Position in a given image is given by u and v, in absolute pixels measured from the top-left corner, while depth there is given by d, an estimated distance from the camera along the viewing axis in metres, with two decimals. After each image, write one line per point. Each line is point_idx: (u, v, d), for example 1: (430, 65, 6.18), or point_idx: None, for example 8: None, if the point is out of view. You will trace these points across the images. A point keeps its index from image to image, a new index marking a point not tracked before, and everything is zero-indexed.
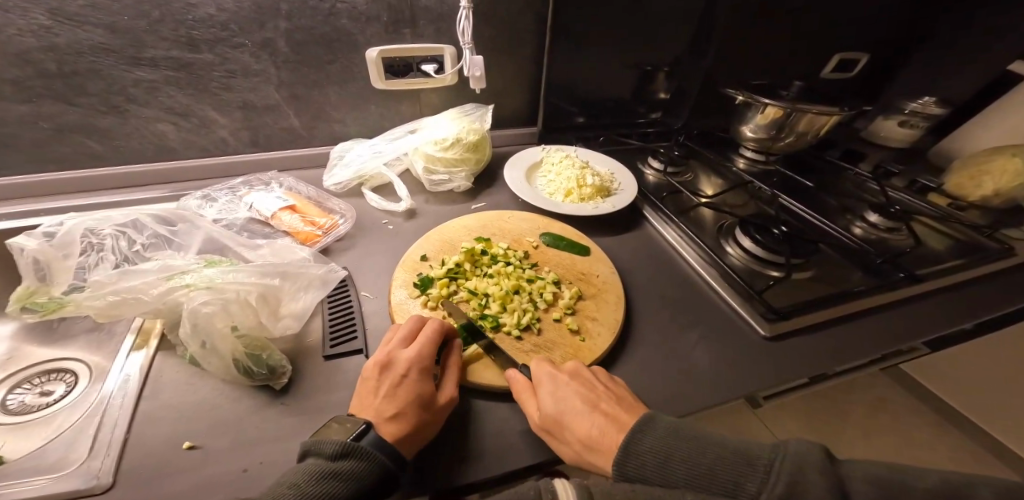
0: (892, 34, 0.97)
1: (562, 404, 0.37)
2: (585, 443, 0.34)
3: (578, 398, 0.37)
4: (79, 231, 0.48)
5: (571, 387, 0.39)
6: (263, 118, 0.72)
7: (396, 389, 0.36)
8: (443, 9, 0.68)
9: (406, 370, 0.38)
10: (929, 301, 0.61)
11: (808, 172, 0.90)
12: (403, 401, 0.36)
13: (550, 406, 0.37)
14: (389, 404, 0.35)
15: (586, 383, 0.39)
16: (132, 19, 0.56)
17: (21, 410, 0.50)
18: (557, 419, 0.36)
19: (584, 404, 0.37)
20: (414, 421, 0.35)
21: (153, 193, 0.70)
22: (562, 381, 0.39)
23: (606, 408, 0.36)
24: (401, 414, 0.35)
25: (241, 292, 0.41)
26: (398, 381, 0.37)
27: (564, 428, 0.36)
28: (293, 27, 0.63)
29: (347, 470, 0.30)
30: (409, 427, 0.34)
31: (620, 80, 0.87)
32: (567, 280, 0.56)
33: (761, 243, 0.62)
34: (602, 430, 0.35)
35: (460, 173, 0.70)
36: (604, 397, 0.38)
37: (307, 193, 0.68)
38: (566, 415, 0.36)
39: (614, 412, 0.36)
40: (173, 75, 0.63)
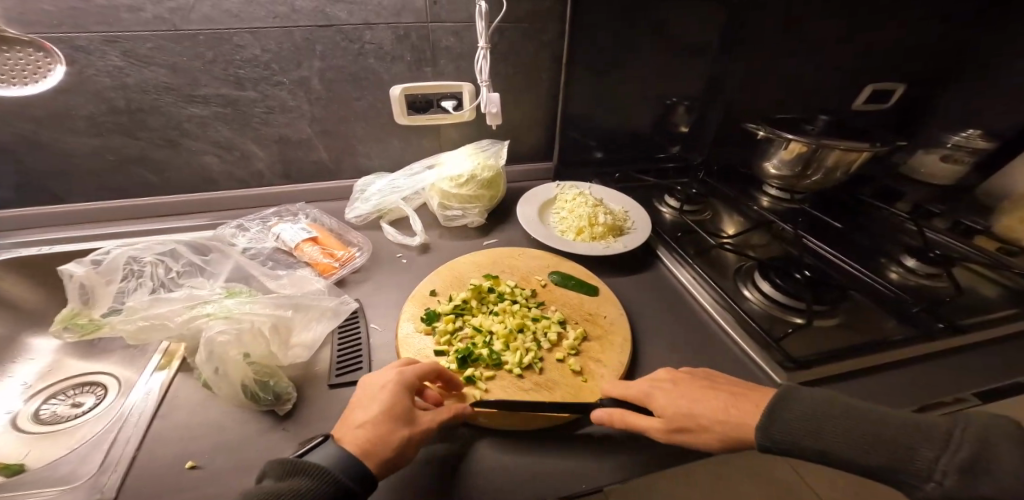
0: (928, 66, 0.93)
1: (684, 401, 0.39)
2: (728, 424, 0.37)
3: (694, 396, 0.40)
4: (124, 258, 0.53)
5: (679, 391, 0.40)
6: (296, 151, 0.78)
7: (370, 401, 0.38)
8: (463, 49, 0.72)
9: (385, 382, 0.39)
10: (976, 354, 0.55)
11: (838, 212, 0.86)
12: (375, 410, 0.37)
13: (673, 407, 0.39)
14: (361, 415, 0.37)
15: (687, 382, 0.42)
16: (189, 60, 0.63)
17: (52, 420, 0.55)
18: (689, 416, 0.38)
19: (707, 397, 0.39)
20: (378, 433, 0.35)
21: (194, 222, 0.76)
22: (667, 387, 0.41)
23: (728, 391, 0.40)
24: (367, 425, 0.36)
25: (255, 323, 0.44)
26: (374, 393, 0.39)
27: (700, 419, 0.38)
28: (326, 67, 0.68)
29: (294, 488, 0.30)
30: (372, 437, 0.35)
31: (638, 114, 0.88)
32: (573, 320, 0.55)
33: (781, 287, 0.59)
34: (736, 413, 0.37)
35: (473, 209, 0.72)
36: (721, 387, 0.41)
37: (330, 225, 0.72)
38: (693, 410, 0.38)
39: (743, 394, 0.40)
40: (220, 111, 0.69)
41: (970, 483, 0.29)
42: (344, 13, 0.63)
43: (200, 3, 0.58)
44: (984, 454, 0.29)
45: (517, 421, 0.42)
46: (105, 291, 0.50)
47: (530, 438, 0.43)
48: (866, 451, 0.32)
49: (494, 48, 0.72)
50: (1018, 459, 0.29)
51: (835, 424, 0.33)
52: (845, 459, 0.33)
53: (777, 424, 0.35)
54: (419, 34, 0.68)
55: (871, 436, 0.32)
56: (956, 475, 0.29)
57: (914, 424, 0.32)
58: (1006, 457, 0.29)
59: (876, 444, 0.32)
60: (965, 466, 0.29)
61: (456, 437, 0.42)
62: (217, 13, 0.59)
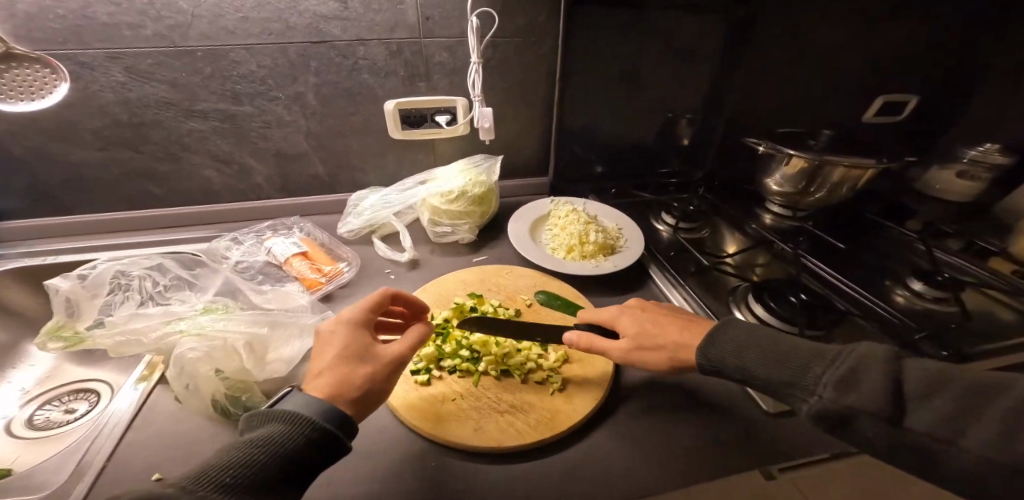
0: (943, 77, 0.90)
1: (646, 326, 0.44)
2: (680, 345, 0.41)
3: (655, 322, 0.45)
4: (112, 272, 0.54)
5: (644, 317, 0.46)
6: (293, 166, 0.78)
7: (326, 349, 0.39)
8: (456, 64, 0.72)
9: (335, 328, 0.40)
10: None
11: (844, 230, 0.83)
12: (330, 356, 0.38)
13: (635, 330, 0.45)
14: (320, 365, 0.37)
15: (653, 310, 0.47)
16: (188, 75, 0.64)
17: (45, 426, 0.56)
18: (647, 338, 0.43)
19: (669, 323, 0.44)
20: (343, 372, 0.36)
21: (197, 234, 0.78)
22: (634, 313, 0.47)
23: (686, 320, 0.45)
24: (328, 370, 0.36)
25: (229, 339, 0.44)
26: (328, 341, 0.39)
27: (656, 340, 0.43)
28: (321, 82, 0.69)
29: (267, 435, 0.29)
30: (336, 380, 0.35)
31: (636, 128, 0.87)
32: (555, 342, 0.54)
33: (774, 311, 0.57)
34: (686, 333, 0.42)
35: (463, 225, 0.72)
36: (680, 315, 0.46)
37: (321, 239, 0.72)
38: (652, 333, 0.43)
39: (697, 323, 0.44)
40: (218, 126, 0.70)
41: (842, 396, 0.29)
42: (338, 29, 0.64)
43: (197, 21, 0.59)
44: (861, 371, 0.29)
45: (489, 443, 0.41)
46: (90, 304, 0.51)
47: (502, 461, 0.41)
48: (770, 368, 0.34)
49: (487, 62, 0.72)
50: (885, 380, 0.28)
51: (758, 346, 0.36)
52: (759, 379, 0.35)
53: (713, 345, 0.38)
54: (412, 49, 0.68)
55: (774, 355, 0.34)
56: (835, 389, 0.29)
57: (825, 351, 0.33)
58: (876, 374, 0.28)
59: (785, 365, 0.33)
60: (843, 379, 0.29)
61: (426, 464, 0.41)
62: (214, 30, 0.60)
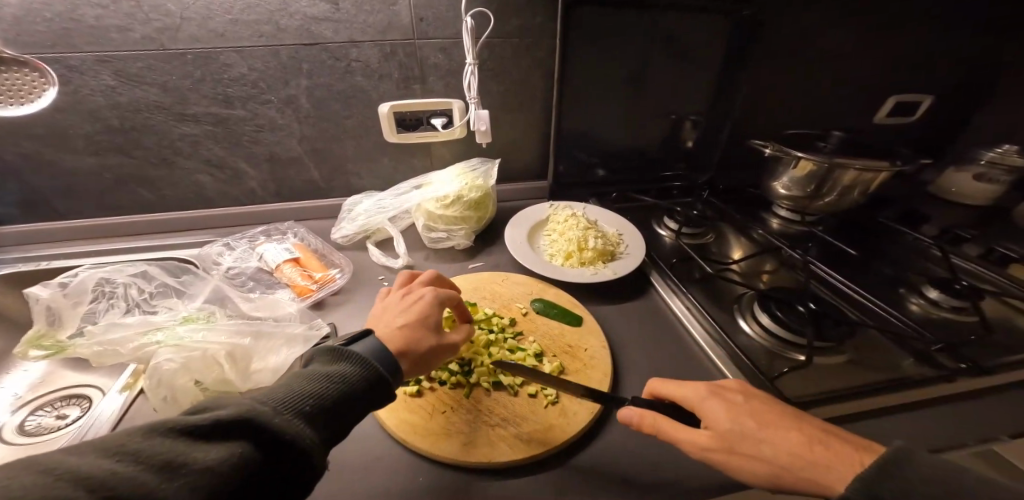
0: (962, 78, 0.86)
1: (748, 419, 0.34)
2: (792, 457, 0.32)
3: (764, 418, 0.34)
4: (94, 280, 0.53)
5: (748, 407, 0.36)
6: (287, 169, 0.76)
7: (411, 308, 0.43)
8: (451, 65, 0.70)
9: (422, 296, 0.44)
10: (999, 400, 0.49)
11: (856, 236, 0.79)
12: (411, 316, 0.42)
13: (730, 421, 0.34)
14: (402, 318, 0.42)
15: (759, 402, 0.36)
16: (179, 78, 0.63)
17: (36, 432, 0.55)
18: (746, 435, 0.33)
19: (784, 425, 0.34)
20: (410, 335, 0.40)
21: (199, 238, 0.76)
22: (737, 400, 0.36)
23: (811, 426, 0.34)
24: (407, 327, 0.41)
25: (209, 350, 0.43)
26: (412, 304, 0.44)
27: (760, 443, 0.33)
28: (313, 86, 0.67)
29: (341, 375, 0.32)
30: (407, 339, 0.40)
31: (636, 131, 0.85)
32: (550, 353, 0.52)
33: (782, 321, 0.54)
34: (810, 444, 0.32)
35: (459, 230, 0.70)
36: (796, 418, 0.35)
37: (314, 245, 0.71)
38: (757, 431, 0.33)
39: (828, 435, 0.33)
40: (210, 130, 0.68)
41: None
42: (330, 31, 0.62)
43: (186, 23, 0.58)
44: None
45: (480, 458, 0.39)
46: (74, 313, 0.50)
47: (493, 478, 0.39)
48: None
49: (482, 64, 0.71)
50: None
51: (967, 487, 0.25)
52: None
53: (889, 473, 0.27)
54: (406, 51, 0.66)
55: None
56: None
57: None
58: None
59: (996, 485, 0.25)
60: None
61: (413, 479, 0.39)
62: (204, 32, 0.59)
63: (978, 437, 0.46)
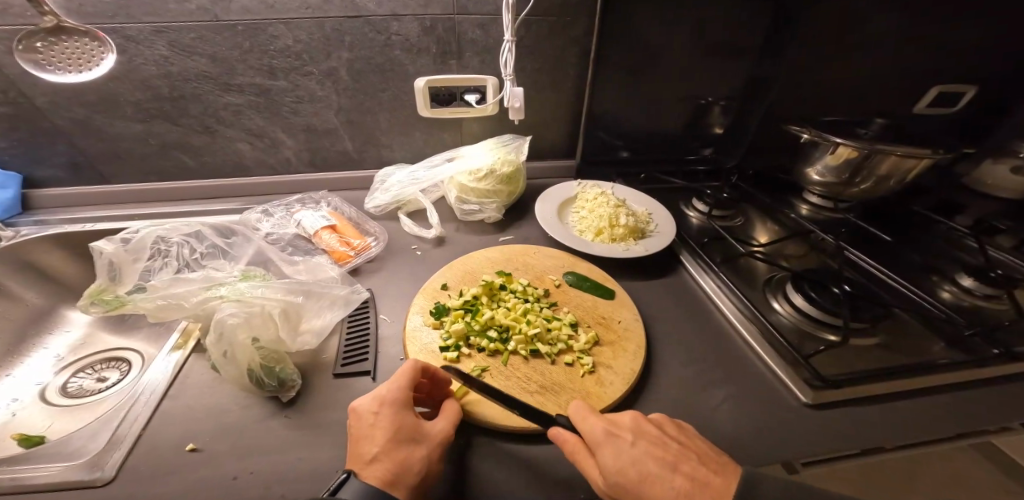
0: None
1: (633, 471, 0.32)
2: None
3: (648, 468, 0.33)
4: (153, 238, 0.55)
5: (641, 450, 0.34)
6: (322, 141, 0.75)
7: (372, 428, 0.36)
8: (489, 42, 0.68)
9: (377, 407, 0.37)
10: None
11: (887, 224, 0.78)
12: (381, 440, 0.35)
13: (618, 473, 0.33)
14: (369, 445, 0.35)
15: (651, 441, 0.35)
16: (229, 49, 0.61)
17: (77, 394, 0.57)
18: (631, 488, 0.32)
19: (662, 472, 0.32)
20: (398, 458, 0.34)
21: (228, 205, 0.75)
22: (625, 442, 0.35)
23: (690, 470, 0.33)
24: (380, 455, 0.34)
25: (266, 306, 0.44)
26: (371, 421, 0.36)
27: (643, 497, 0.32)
28: (354, 58, 0.65)
29: None
30: (391, 467, 0.33)
31: (670, 115, 0.84)
32: (585, 323, 0.53)
33: (815, 301, 0.53)
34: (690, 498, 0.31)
35: (491, 204, 0.71)
36: (682, 455, 0.34)
37: (348, 213, 0.72)
38: (639, 485, 0.32)
39: (703, 475, 0.33)
40: (253, 100, 0.67)
41: None
42: (373, 3, 0.60)
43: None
44: None
45: (517, 423, 0.41)
46: (132, 268, 0.53)
47: (531, 440, 0.41)
48: None
49: (519, 42, 0.70)
50: None
51: None
52: None
53: None
54: (445, 26, 0.65)
55: None
56: None
57: None
58: None
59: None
60: None
61: (455, 436, 0.41)
62: (251, 5, 0.57)
63: (1015, 416, 0.45)
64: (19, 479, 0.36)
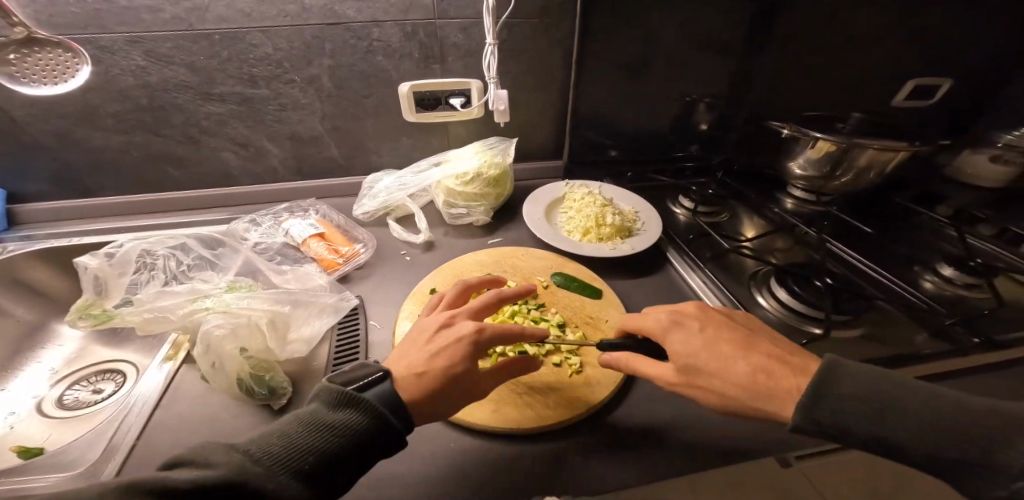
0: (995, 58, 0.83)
1: (705, 351, 0.37)
2: (745, 386, 0.34)
3: (719, 349, 0.37)
4: (137, 251, 0.55)
5: (707, 335, 0.38)
6: (308, 148, 0.75)
7: (435, 346, 0.39)
8: (472, 45, 0.68)
9: (446, 331, 0.41)
10: (1011, 372, 0.50)
11: (870, 216, 0.80)
12: (435, 357, 0.38)
13: (687, 353, 0.37)
14: (425, 360, 0.38)
15: (717, 328, 0.39)
16: (206, 58, 0.61)
17: (73, 406, 0.57)
18: (702, 368, 0.36)
19: (734, 352, 0.36)
20: (443, 376, 0.37)
21: (216, 215, 0.75)
22: (694, 330, 0.39)
23: (760, 352, 0.37)
24: (428, 370, 0.37)
25: (253, 317, 0.44)
26: (438, 340, 0.40)
27: (715, 375, 0.35)
28: (336, 65, 0.65)
29: None
30: (434, 379, 0.37)
31: (655, 113, 0.84)
32: (572, 324, 0.53)
33: (798, 295, 0.54)
34: (766, 371, 0.35)
35: (479, 207, 0.71)
36: (747, 341, 0.38)
37: (336, 221, 0.72)
38: (710, 363, 0.36)
39: (774, 355, 0.36)
40: (236, 109, 0.67)
41: None
42: (353, 11, 0.60)
43: (214, 3, 0.56)
44: None
45: (510, 424, 0.41)
46: (118, 282, 0.52)
47: (524, 440, 0.42)
48: None
49: (502, 44, 0.70)
50: None
51: None
52: None
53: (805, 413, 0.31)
54: (427, 31, 0.65)
55: None
56: None
57: None
58: None
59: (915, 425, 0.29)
60: None
61: (443, 440, 0.41)
62: (228, 13, 0.57)
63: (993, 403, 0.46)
64: (16, 490, 0.38)
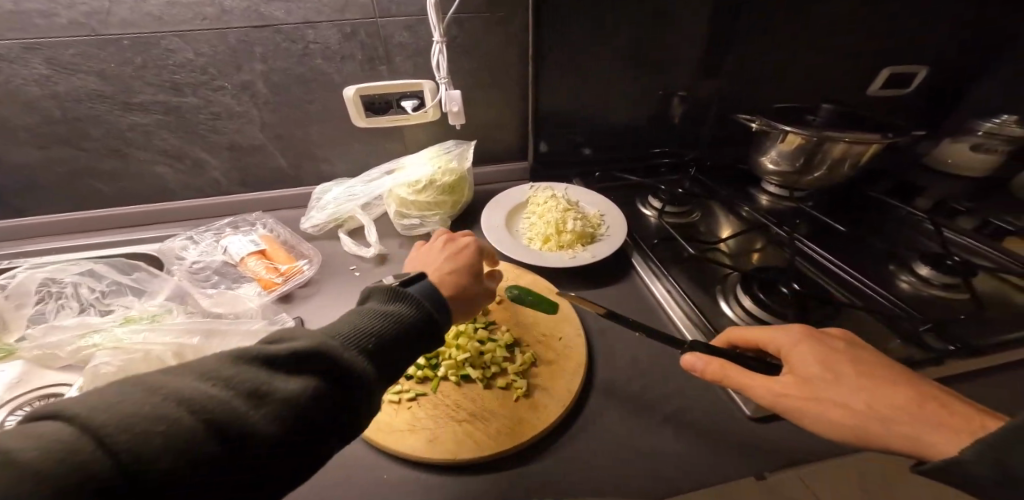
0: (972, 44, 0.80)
1: (827, 370, 0.32)
2: (894, 415, 0.29)
3: (860, 374, 0.32)
4: (36, 280, 0.51)
5: (875, 367, 0.32)
6: (250, 158, 0.70)
7: (454, 261, 0.46)
8: (419, 45, 0.64)
9: (454, 253, 0.47)
10: (989, 380, 0.46)
11: (846, 212, 0.77)
12: (452, 272, 0.44)
13: (807, 367, 0.33)
14: (445, 271, 0.44)
15: (857, 356, 0.33)
16: (119, 65, 0.56)
17: None
18: (827, 386, 0.32)
19: (897, 386, 0.30)
20: (460, 287, 0.43)
21: (154, 233, 0.70)
22: (833, 349, 0.34)
23: (930, 392, 0.30)
24: (450, 278, 0.43)
25: (151, 351, 0.40)
26: (449, 261, 0.46)
27: (834, 394, 0.31)
28: (269, 69, 0.61)
29: None
30: (453, 288, 0.43)
31: (622, 110, 0.80)
32: (523, 342, 0.50)
33: (764, 302, 0.51)
34: (913, 408, 0.29)
35: (433, 216, 0.67)
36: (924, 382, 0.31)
37: (283, 236, 0.67)
38: (846, 383, 0.31)
39: (946, 402, 0.29)
40: (162, 119, 0.62)
41: None
42: (281, 12, 0.56)
43: (116, 6, 0.51)
44: None
45: (444, 455, 0.38)
46: (18, 315, 0.48)
47: (459, 471, 0.38)
48: None
49: (451, 42, 0.66)
50: None
51: None
52: None
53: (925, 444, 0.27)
54: (368, 31, 0.60)
55: None
56: None
57: None
58: None
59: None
60: None
61: (364, 483, 0.37)
62: (134, 16, 0.53)
63: None
64: None
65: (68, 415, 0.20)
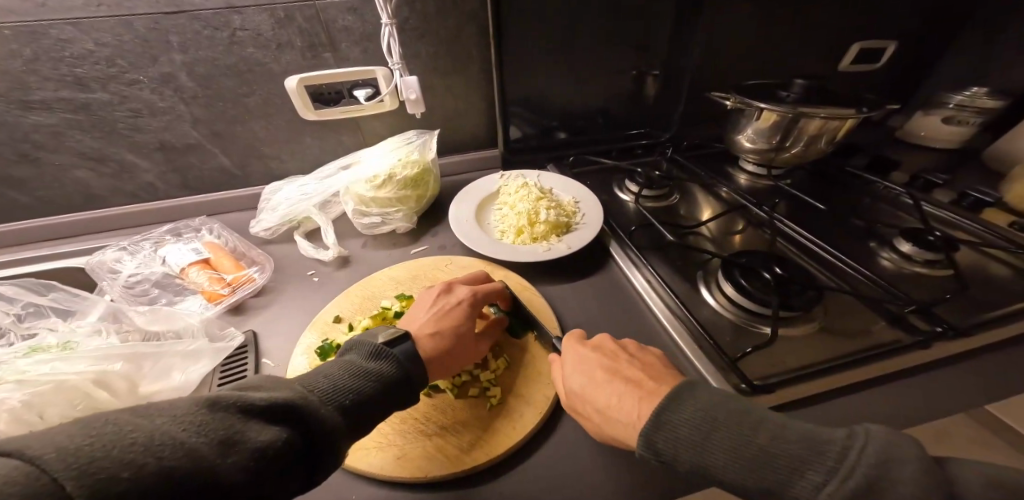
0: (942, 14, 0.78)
1: (580, 375, 0.37)
2: (603, 411, 0.33)
3: (595, 373, 0.36)
4: None
5: (596, 359, 0.37)
6: (187, 159, 0.63)
7: (449, 312, 0.43)
8: (367, 28, 0.58)
9: (458, 300, 0.44)
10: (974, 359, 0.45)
11: (825, 189, 0.75)
12: (445, 323, 0.41)
13: (570, 377, 0.37)
14: (434, 323, 0.41)
15: (604, 354, 0.38)
16: (6, 59, 0.49)
17: None
18: (577, 392, 0.36)
19: (610, 377, 0.35)
20: (449, 339, 0.40)
21: (86, 244, 0.63)
22: (584, 353, 0.39)
23: (629, 373, 0.35)
24: (438, 333, 0.40)
25: (65, 384, 0.34)
26: (450, 307, 0.43)
27: (583, 398, 0.35)
28: (192, 60, 0.54)
29: None
30: (439, 345, 0.40)
31: (592, 93, 0.76)
32: (495, 345, 0.46)
33: (744, 289, 0.48)
34: (620, 397, 0.33)
35: (396, 213, 0.62)
36: (630, 365, 0.36)
37: (231, 242, 0.61)
38: (583, 385, 0.36)
39: (639, 379, 0.34)
40: (71, 118, 0.55)
41: None
42: None
43: None
44: None
45: (412, 474, 0.34)
46: None
47: (429, 489, 0.34)
48: None
49: (403, 24, 0.61)
50: None
51: None
52: None
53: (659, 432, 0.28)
54: (305, 15, 0.54)
55: None
56: None
57: None
58: None
59: (753, 463, 0.25)
60: None
61: None
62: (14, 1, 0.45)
63: (962, 402, 0.41)
64: None
65: (29, 455, 0.18)
